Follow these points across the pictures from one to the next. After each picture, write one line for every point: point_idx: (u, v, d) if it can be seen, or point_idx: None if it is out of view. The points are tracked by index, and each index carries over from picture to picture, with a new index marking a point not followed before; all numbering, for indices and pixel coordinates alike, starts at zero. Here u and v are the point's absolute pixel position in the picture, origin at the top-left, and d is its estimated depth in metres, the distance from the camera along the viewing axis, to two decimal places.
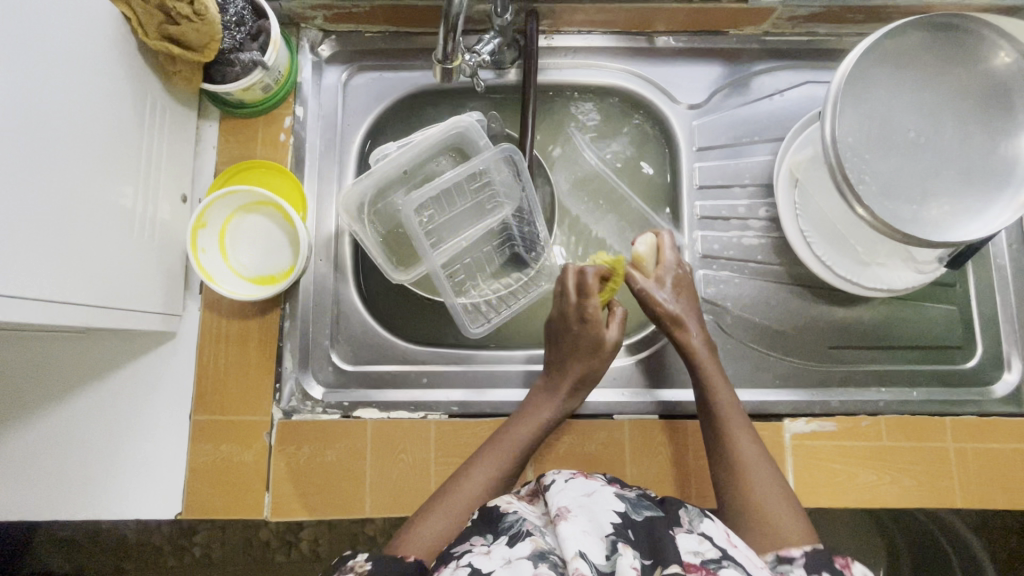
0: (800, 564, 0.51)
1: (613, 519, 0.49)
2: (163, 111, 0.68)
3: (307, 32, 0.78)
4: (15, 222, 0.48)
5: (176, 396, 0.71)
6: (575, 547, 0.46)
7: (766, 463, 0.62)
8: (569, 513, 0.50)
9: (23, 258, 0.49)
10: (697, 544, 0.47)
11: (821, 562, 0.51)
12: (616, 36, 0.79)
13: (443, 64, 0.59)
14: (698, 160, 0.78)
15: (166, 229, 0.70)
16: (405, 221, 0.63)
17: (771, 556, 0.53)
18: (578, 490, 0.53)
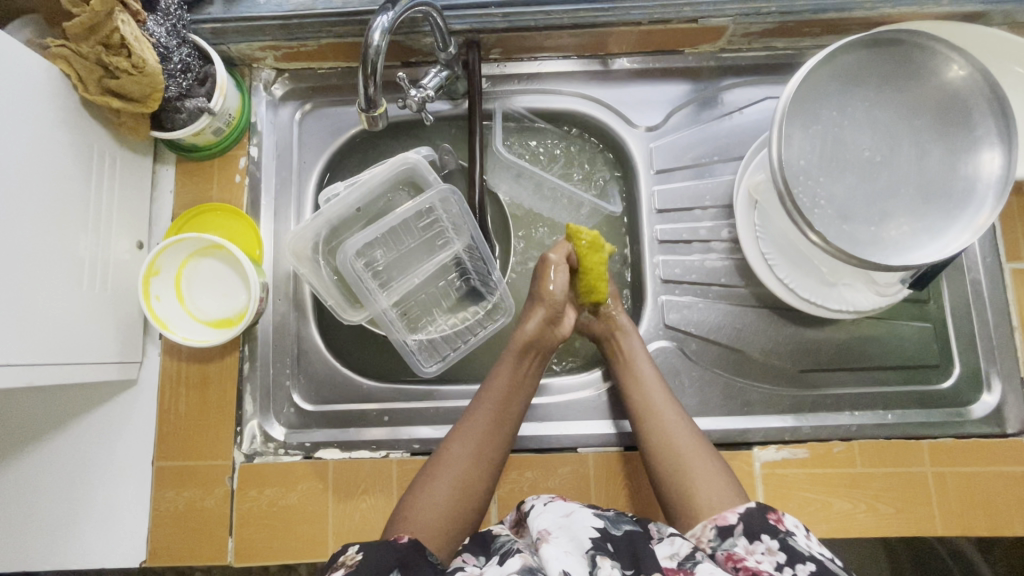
0: (740, 532, 0.52)
1: (591, 532, 0.51)
2: (112, 162, 0.69)
3: (259, 72, 0.79)
4: None
5: (138, 442, 0.71)
6: (559, 567, 0.47)
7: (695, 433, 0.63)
8: (551, 534, 0.51)
9: None
10: (674, 549, 0.51)
11: (758, 521, 0.52)
12: (569, 61, 0.79)
13: (367, 111, 0.57)
14: (657, 182, 0.77)
15: (122, 277, 0.70)
16: (346, 268, 0.63)
17: (714, 530, 0.54)
18: (556, 511, 0.54)
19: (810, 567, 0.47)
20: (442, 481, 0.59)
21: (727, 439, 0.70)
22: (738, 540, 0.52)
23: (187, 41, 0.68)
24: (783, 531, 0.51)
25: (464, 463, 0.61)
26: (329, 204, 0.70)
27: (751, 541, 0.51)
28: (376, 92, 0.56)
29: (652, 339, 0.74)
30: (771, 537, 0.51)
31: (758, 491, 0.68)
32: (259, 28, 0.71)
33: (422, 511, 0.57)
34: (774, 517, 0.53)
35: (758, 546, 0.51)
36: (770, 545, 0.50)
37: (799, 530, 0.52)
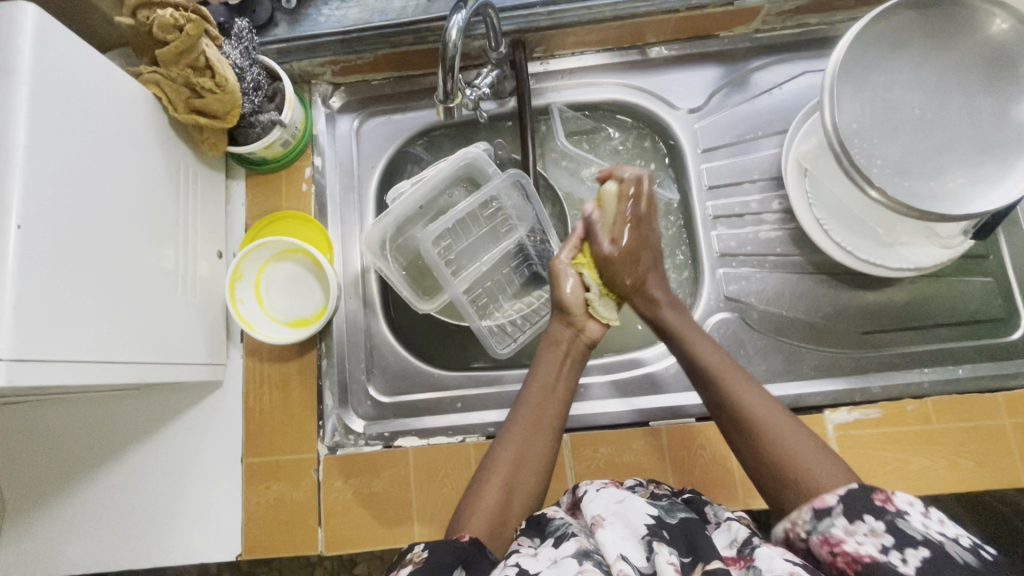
0: (839, 512, 0.44)
1: (647, 519, 0.48)
2: (193, 177, 0.74)
3: (318, 87, 0.84)
4: (77, 297, 0.53)
5: (228, 440, 0.75)
6: (616, 551, 0.44)
7: (779, 411, 0.55)
8: (605, 519, 0.49)
9: (86, 328, 0.54)
10: (732, 536, 0.47)
11: (859, 503, 0.43)
12: (610, 53, 0.82)
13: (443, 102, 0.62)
14: (704, 161, 0.80)
15: (206, 285, 0.74)
16: (424, 253, 0.67)
17: (808, 510, 0.47)
18: (609, 497, 0.52)
19: (923, 555, 0.39)
20: (496, 482, 0.55)
21: (797, 404, 0.71)
22: (836, 521, 0.44)
23: (257, 62, 0.73)
24: (894, 512, 0.42)
25: (513, 463, 0.56)
26: (397, 202, 0.74)
27: (851, 522, 0.43)
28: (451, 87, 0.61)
29: (713, 312, 0.75)
30: (875, 518, 0.42)
31: (834, 453, 0.69)
32: (321, 45, 0.76)
33: (482, 512, 0.52)
34: (880, 497, 0.43)
35: (860, 527, 0.42)
36: (875, 527, 0.42)
37: (917, 505, 0.42)
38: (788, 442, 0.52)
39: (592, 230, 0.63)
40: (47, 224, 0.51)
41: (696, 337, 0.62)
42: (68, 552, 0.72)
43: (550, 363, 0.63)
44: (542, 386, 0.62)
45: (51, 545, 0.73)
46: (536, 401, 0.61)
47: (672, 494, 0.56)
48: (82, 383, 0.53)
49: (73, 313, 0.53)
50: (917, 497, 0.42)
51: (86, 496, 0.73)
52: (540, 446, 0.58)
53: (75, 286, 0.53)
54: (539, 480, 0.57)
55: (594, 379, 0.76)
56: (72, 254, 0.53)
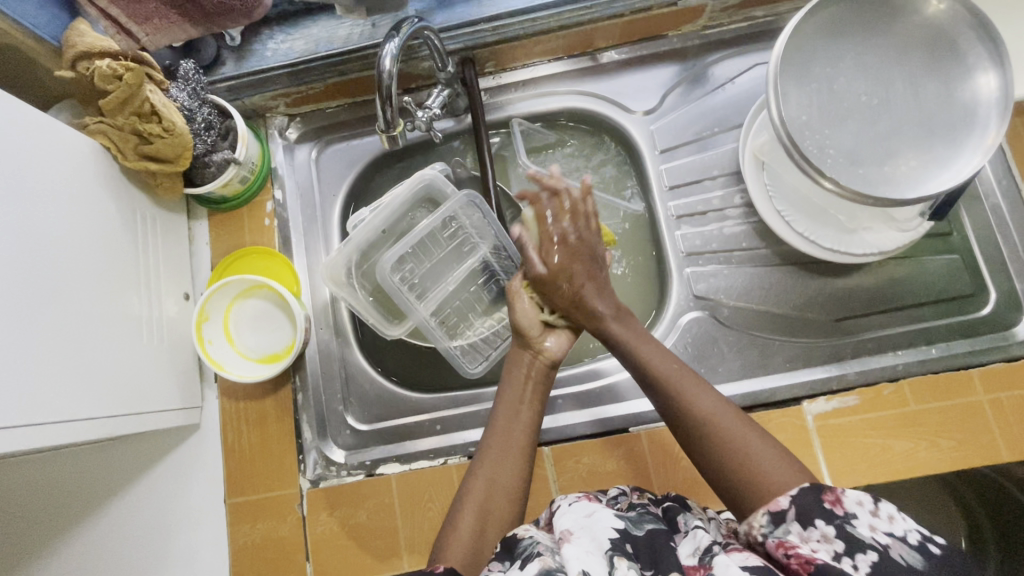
0: (793, 517, 0.45)
1: (612, 534, 0.48)
2: (152, 222, 0.73)
3: (273, 120, 0.83)
4: (36, 355, 0.53)
5: (210, 483, 0.76)
6: (578, 567, 0.44)
7: (730, 412, 0.54)
8: (572, 534, 0.48)
9: (48, 386, 0.53)
10: (696, 544, 0.47)
11: (813, 506, 0.44)
12: (561, 61, 0.82)
13: (387, 132, 0.62)
14: (664, 161, 0.80)
15: (174, 328, 0.74)
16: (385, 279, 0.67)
17: (764, 514, 0.46)
18: (579, 511, 0.51)
19: (869, 559, 0.40)
20: (470, 511, 0.55)
21: (775, 397, 0.71)
22: (792, 526, 0.44)
23: (206, 101, 0.73)
24: (843, 514, 0.43)
25: (485, 492, 0.56)
26: (358, 229, 0.74)
27: (806, 528, 0.44)
28: (394, 117, 0.61)
29: (684, 312, 0.75)
30: (827, 522, 0.43)
31: (814, 444, 0.69)
32: (270, 78, 0.76)
33: (457, 540, 0.53)
34: (830, 498, 0.44)
35: (813, 534, 0.43)
36: (826, 531, 0.43)
37: (865, 506, 0.43)
38: (749, 445, 0.51)
39: (524, 249, 0.65)
40: None
41: (646, 347, 0.61)
42: None
43: (514, 385, 0.64)
44: (507, 413, 0.62)
45: None
46: (505, 425, 0.61)
47: (651, 502, 0.56)
48: (47, 444, 0.53)
49: (34, 372, 0.52)
50: (865, 498, 0.43)
51: None
52: (513, 471, 0.58)
53: (33, 345, 0.52)
54: (516, 506, 0.57)
55: (572, 390, 0.75)
56: (26, 313, 0.52)
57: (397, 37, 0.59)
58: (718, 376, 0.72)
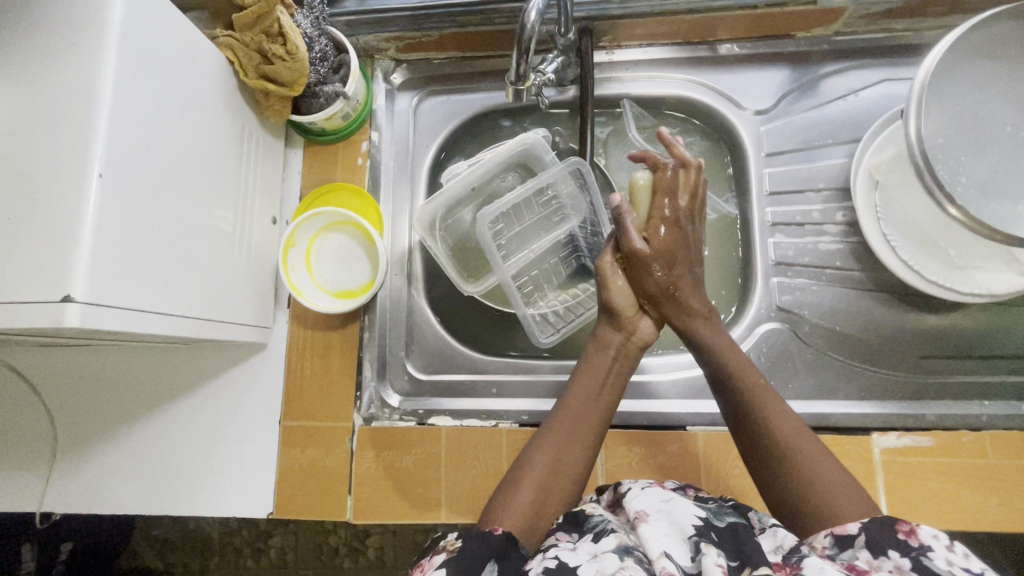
0: (862, 544, 0.45)
1: (695, 520, 0.48)
2: (257, 141, 0.75)
3: (380, 62, 0.84)
4: (151, 246, 0.54)
5: (267, 403, 0.77)
6: (659, 547, 0.45)
7: (807, 434, 0.54)
8: (649, 515, 0.49)
9: (156, 277, 0.55)
10: (777, 541, 0.46)
11: (885, 536, 0.44)
12: (678, 47, 0.80)
13: (514, 83, 0.65)
14: (767, 165, 0.77)
15: (260, 248, 0.75)
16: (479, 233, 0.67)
17: (828, 536, 0.47)
18: (655, 495, 0.52)
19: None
20: (531, 482, 0.54)
21: (843, 424, 0.69)
22: (860, 553, 0.44)
23: (326, 33, 0.73)
24: (918, 547, 0.43)
25: (548, 468, 0.55)
26: (451, 182, 0.75)
27: (876, 557, 0.44)
28: (524, 70, 0.64)
29: (762, 321, 0.73)
30: (901, 555, 0.43)
31: (877, 477, 0.66)
32: (389, 20, 0.76)
33: (515, 506, 0.52)
34: (904, 529, 0.44)
35: (886, 563, 0.43)
36: (900, 564, 0.43)
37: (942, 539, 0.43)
38: (823, 472, 0.51)
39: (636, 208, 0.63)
40: (124, 172, 0.50)
41: (728, 348, 0.61)
42: (119, 495, 0.77)
43: (593, 369, 0.63)
44: (583, 395, 0.61)
45: (104, 486, 0.77)
46: (577, 407, 0.60)
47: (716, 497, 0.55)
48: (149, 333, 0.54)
49: (148, 262, 0.53)
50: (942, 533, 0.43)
51: (132, 440, 0.77)
52: (578, 454, 0.57)
53: (151, 236, 0.54)
54: (575, 490, 0.56)
55: (633, 379, 0.75)
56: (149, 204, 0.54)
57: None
58: (788, 392, 0.71)
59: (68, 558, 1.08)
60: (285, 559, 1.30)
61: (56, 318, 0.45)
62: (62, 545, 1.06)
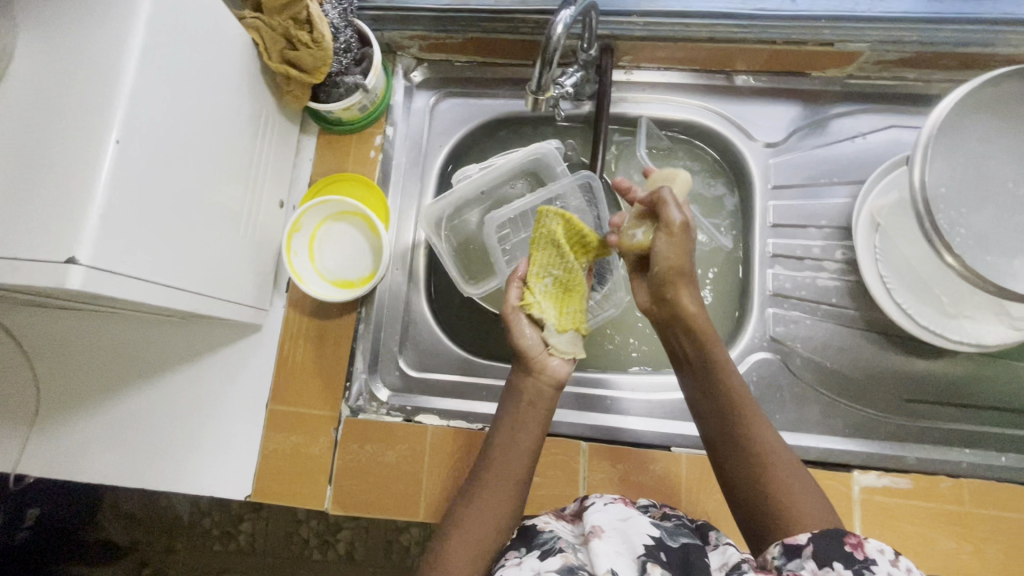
0: (809, 555, 0.45)
1: (647, 539, 0.49)
2: (273, 124, 0.75)
3: (402, 59, 0.85)
4: (159, 215, 0.54)
5: (257, 386, 0.77)
6: (606, 565, 0.47)
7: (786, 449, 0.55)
8: (603, 531, 0.51)
9: (160, 248, 0.54)
10: (726, 560, 0.48)
11: (831, 549, 0.44)
12: (696, 74, 0.82)
13: (534, 94, 0.67)
14: (773, 197, 0.78)
15: (266, 230, 0.75)
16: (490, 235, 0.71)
17: (778, 547, 0.47)
18: (615, 512, 0.53)
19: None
20: (463, 534, 0.55)
21: (826, 459, 0.70)
22: (806, 563, 0.44)
23: (352, 25, 0.75)
24: (862, 560, 0.42)
25: (477, 518, 0.56)
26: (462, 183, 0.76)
27: (820, 567, 0.43)
28: (546, 82, 0.65)
29: (754, 351, 0.74)
30: (845, 566, 0.42)
31: (854, 514, 0.67)
32: (416, 18, 0.77)
33: (449, 560, 0.53)
34: (851, 542, 0.43)
35: (829, 574, 0.43)
36: (842, 575, 0.42)
37: (886, 554, 0.43)
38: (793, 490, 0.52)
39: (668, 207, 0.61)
40: (141, 141, 0.50)
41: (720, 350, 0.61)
42: (99, 464, 0.76)
43: (511, 412, 0.64)
44: (504, 439, 0.62)
45: (84, 454, 0.76)
46: (500, 450, 0.61)
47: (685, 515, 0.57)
48: (148, 303, 0.54)
49: (154, 231, 0.53)
50: (887, 546, 0.43)
51: (117, 410, 0.76)
52: (507, 497, 0.58)
53: (160, 206, 0.54)
54: (509, 531, 0.57)
55: (621, 396, 0.75)
56: (162, 173, 0.54)
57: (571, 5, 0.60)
58: (774, 422, 0.71)
59: None
60: (254, 545, 1.29)
61: (58, 279, 0.45)
62: None
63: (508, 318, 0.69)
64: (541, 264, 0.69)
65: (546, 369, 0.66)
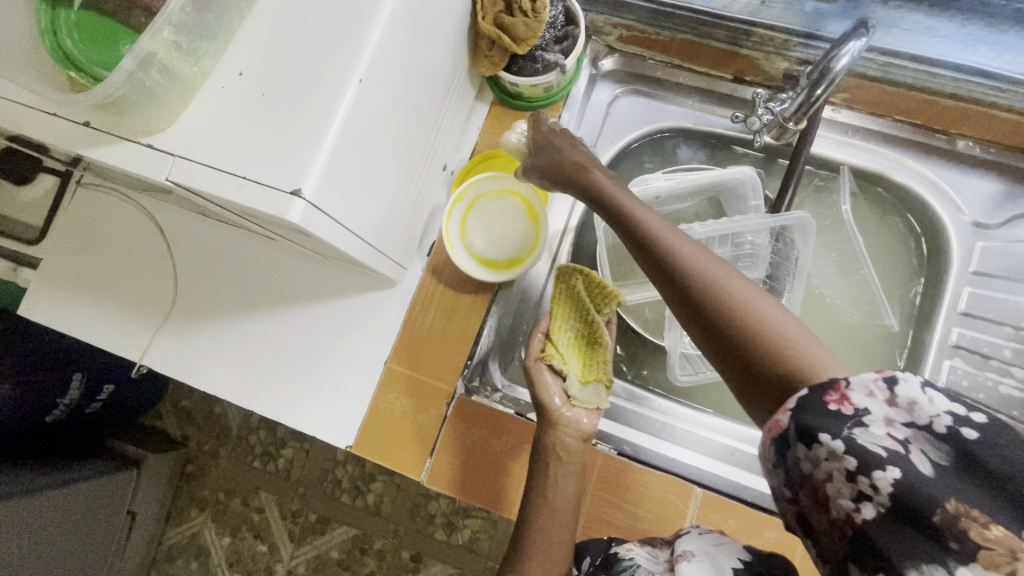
0: (795, 437, 0.37)
1: (737, 564, 0.50)
2: (460, 85, 0.73)
3: (593, 44, 0.80)
4: (371, 162, 0.53)
5: (380, 342, 0.77)
6: None
7: (734, 274, 0.45)
8: (694, 555, 0.51)
9: (363, 196, 0.53)
10: None
11: (816, 415, 0.36)
12: (913, 129, 0.74)
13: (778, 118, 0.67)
14: (970, 283, 0.71)
15: (427, 192, 0.74)
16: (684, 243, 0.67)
17: (770, 444, 0.40)
18: (708, 539, 0.53)
19: (891, 477, 0.35)
20: None
21: None
22: (797, 448, 0.37)
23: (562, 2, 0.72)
24: (851, 414, 0.36)
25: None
26: (647, 186, 0.72)
27: (810, 447, 0.37)
28: (806, 109, 0.63)
29: None
30: (833, 437, 0.36)
31: None
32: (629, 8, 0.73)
33: None
34: (834, 399, 0.36)
35: (820, 451, 0.36)
36: (832, 447, 0.36)
37: (879, 397, 0.36)
38: (767, 323, 0.42)
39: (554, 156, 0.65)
40: (377, 83, 0.48)
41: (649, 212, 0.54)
42: (216, 375, 0.77)
43: (545, 467, 0.65)
44: (541, 493, 0.64)
45: (205, 362, 0.77)
46: (540, 507, 0.64)
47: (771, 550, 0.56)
48: (340, 250, 0.53)
49: (365, 178, 0.52)
50: (876, 386, 0.35)
51: (242, 328, 0.77)
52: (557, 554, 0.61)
53: (372, 151, 0.52)
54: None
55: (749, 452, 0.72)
56: (382, 119, 0.52)
57: (857, 38, 0.57)
58: None
59: (107, 398, 1.08)
60: (291, 472, 1.31)
61: (282, 210, 0.43)
62: (105, 386, 1.06)
63: (530, 372, 0.70)
64: (562, 320, 0.72)
65: (570, 421, 0.67)
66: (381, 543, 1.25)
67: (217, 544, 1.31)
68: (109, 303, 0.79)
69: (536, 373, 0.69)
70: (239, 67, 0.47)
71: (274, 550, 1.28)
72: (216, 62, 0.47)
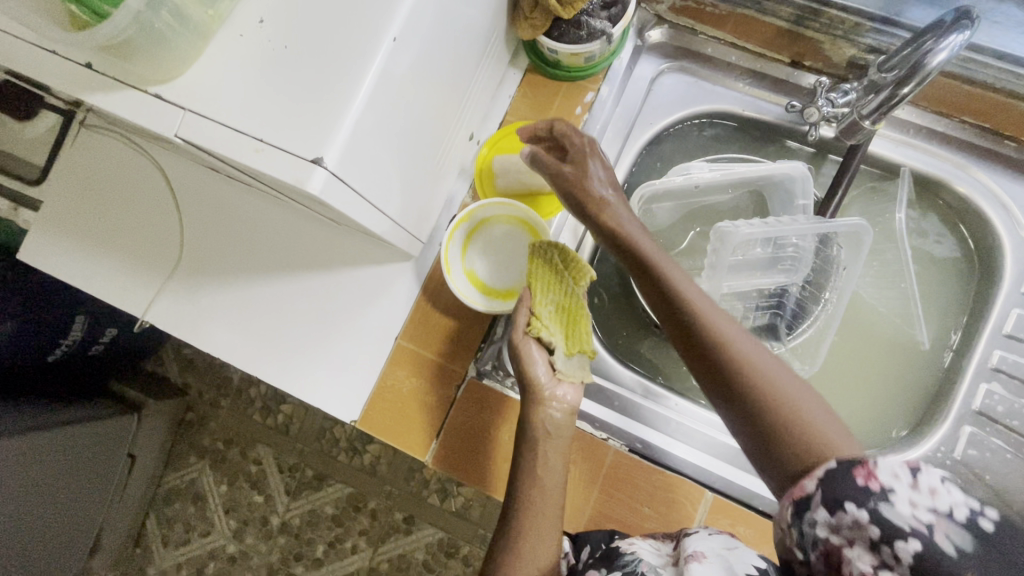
0: (818, 502, 0.38)
1: (752, 570, 0.45)
2: (495, 49, 0.67)
3: (641, 12, 0.74)
4: (399, 130, 0.48)
5: (392, 317, 0.74)
6: None
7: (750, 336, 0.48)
8: (705, 556, 0.48)
9: (388, 168, 0.49)
10: None
11: (841, 487, 0.37)
12: (981, 133, 0.68)
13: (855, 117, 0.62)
14: (1021, 304, 0.66)
15: (451, 163, 0.69)
16: (724, 236, 0.63)
17: (790, 508, 0.40)
18: (719, 542, 0.50)
19: (913, 549, 0.34)
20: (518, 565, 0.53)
21: None
22: (817, 515, 0.38)
23: None
24: (877, 490, 0.36)
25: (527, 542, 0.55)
26: (689, 175, 0.69)
27: (832, 514, 0.37)
28: (887, 109, 0.58)
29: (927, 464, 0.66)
30: (856, 507, 0.36)
31: None
32: None
33: None
34: (861, 475, 0.37)
35: (843, 518, 0.36)
36: (856, 518, 0.36)
37: (903, 479, 0.36)
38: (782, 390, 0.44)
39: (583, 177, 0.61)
40: (411, 43, 0.44)
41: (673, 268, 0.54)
42: (221, 337, 0.74)
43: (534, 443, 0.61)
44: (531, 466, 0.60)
45: (209, 323, 0.74)
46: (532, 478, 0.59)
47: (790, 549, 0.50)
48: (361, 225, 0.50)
49: (390, 149, 0.48)
50: (902, 469, 0.36)
51: (248, 291, 0.74)
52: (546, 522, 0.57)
53: (401, 119, 0.48)
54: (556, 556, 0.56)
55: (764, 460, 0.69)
56: (414, 85, 0.47)
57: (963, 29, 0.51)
58: None
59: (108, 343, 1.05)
60: (290, 428, 1.30)
61: (301, 178, 0.39)
62: (107, 331, 1.03)
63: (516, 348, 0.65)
64: (542, 292, 0.66)
65: (555, 396, 0.63)
66: (374, 503, 1.25)
67: (213, 491, 1.31)
68: (110, 253, 0.76)
69: (524, 351, 0.64)
70: (259, 13, 0.42)
71: (269, 501, 1.28)
72: (235, 6, 0.42)
